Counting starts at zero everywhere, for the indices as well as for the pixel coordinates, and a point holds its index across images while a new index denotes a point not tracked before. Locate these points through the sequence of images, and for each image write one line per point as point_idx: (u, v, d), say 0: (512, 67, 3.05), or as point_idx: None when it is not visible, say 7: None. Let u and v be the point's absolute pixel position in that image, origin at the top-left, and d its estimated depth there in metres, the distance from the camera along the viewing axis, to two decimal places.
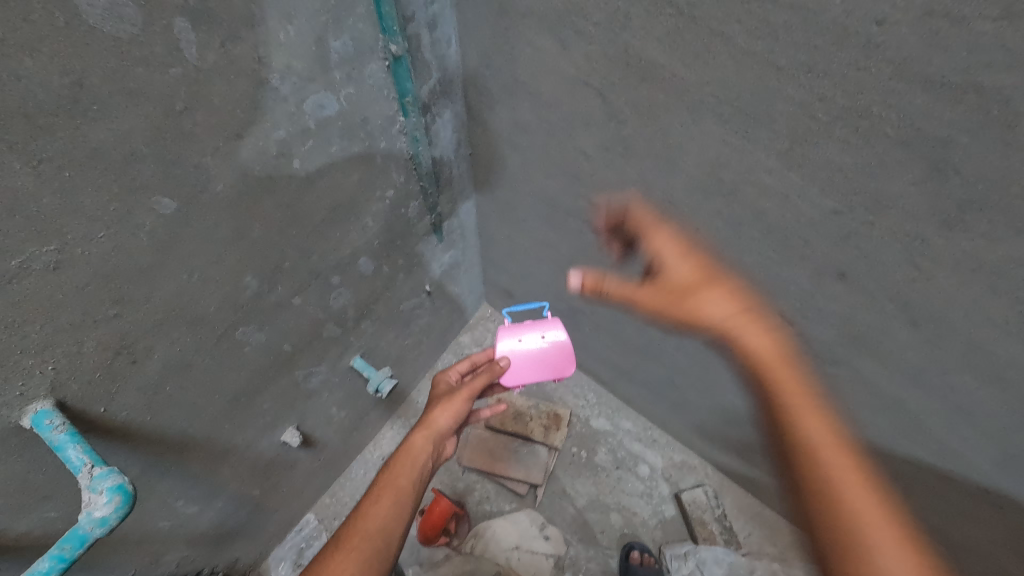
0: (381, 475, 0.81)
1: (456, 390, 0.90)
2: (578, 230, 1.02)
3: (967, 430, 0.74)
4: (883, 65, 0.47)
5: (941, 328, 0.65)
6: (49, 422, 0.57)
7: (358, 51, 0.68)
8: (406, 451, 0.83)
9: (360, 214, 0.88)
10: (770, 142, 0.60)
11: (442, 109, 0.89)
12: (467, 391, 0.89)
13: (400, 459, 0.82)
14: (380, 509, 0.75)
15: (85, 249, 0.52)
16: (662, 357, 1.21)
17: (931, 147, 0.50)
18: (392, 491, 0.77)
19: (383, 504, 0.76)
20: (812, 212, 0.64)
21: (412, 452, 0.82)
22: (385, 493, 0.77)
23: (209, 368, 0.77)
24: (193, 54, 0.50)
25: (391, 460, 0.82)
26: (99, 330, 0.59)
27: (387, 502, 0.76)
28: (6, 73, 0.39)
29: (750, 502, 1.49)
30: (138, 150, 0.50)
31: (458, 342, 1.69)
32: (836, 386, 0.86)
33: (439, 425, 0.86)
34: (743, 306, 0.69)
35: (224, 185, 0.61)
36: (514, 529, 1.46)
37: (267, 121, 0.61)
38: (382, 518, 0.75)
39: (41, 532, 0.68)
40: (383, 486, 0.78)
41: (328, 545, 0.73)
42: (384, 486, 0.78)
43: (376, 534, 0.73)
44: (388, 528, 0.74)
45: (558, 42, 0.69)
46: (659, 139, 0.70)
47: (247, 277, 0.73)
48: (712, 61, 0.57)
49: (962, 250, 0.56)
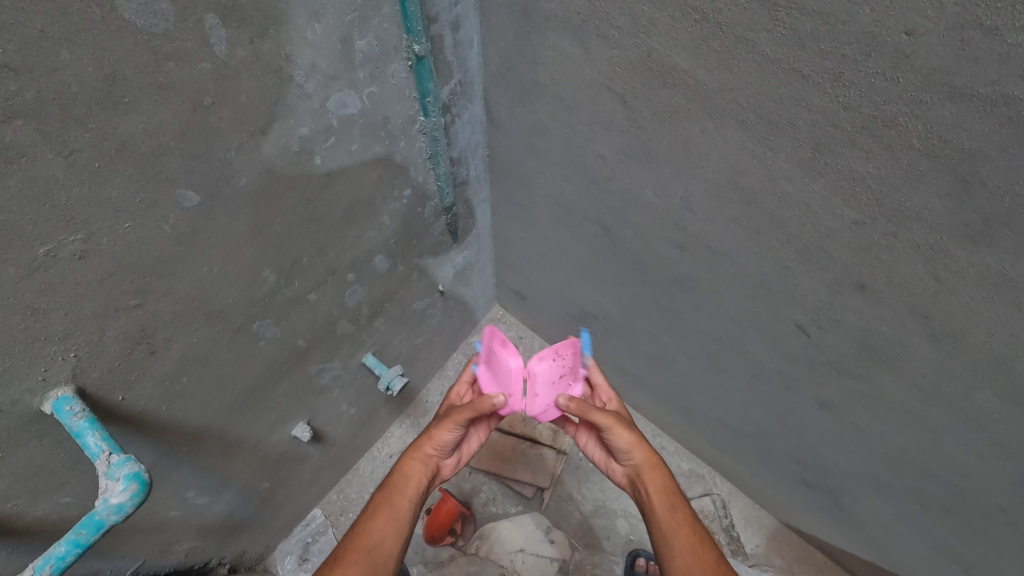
0: (378, 493, 0.82)
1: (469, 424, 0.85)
2: (594, 234, 1.02)
3: (985, 447, 0.73)
4: (911, 75, 0.47)
5: (961, 343, 0.64)
6: (70, 408, 0.58)
7: (383, 51, 0.69)
8: (401, 472, 0.83)
9: (378, 213, 0.89)
10: (793, 150, 0.60)
11: (462, 110, 0.90)
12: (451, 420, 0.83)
13: (395, 480, 0.82)
14: (379, 525, 0.77)
15: (111, 239, 0.53)
16: (674, 364, 1.21)
17: (958, 160, 0.50)
18: (388, 509, 0.78)
19: (380, 521, 0.77)
20: (833, 223, 0.63)
21: (407, 475, 0.83)
22: (381, 510, 0.79)
23: (225, 360, 0.78)
24: (223, 50, 0.51)
25: (387, 481, 0.82)
26: (121, 319, 0.59)
27: (384, 520, 0.77)
28: (45, 66, 0.41)
29: (758, 514, 1.48)
30: (165, 144, 0.51)
31: (469, 343, 1.70)
32: (852, 399, 0.86)
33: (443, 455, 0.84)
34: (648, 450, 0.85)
35: (248, 180, 0.62)
36: (519, 533, 1.46)
37: (291, 118, 0.62)
38: (381, 534, 0.76)
39: (56, 517, 0.69)
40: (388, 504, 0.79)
41: (325, 561, 0.74)
42: (379, 504, 0.79)
43: (375, 550, 0.74)
44: (383, 548, 0.75)
45: (580, 46, 0.69)
46: (680, 145, 0.70)
47: (265, 271, 0.74)
48: (737, 68, 0.57)
49: (986, 265, 0.55)
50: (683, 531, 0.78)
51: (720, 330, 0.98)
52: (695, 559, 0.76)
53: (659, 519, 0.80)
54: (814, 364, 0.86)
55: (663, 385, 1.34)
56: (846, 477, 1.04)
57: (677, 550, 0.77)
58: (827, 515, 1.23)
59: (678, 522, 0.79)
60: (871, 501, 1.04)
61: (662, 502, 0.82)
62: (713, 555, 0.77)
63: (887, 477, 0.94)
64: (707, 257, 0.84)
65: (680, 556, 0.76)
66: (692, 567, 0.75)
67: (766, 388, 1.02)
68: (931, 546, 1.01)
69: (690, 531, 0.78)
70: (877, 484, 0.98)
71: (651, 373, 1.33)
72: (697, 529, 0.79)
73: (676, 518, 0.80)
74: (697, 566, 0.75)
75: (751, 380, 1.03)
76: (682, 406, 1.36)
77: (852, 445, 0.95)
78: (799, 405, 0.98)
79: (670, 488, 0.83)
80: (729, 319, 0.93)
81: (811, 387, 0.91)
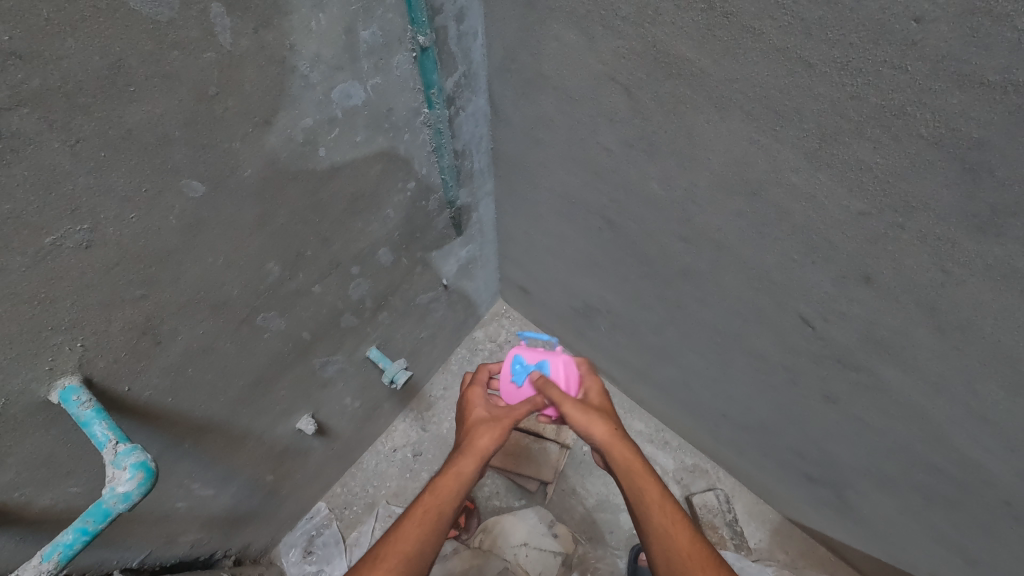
0: (423, 494, 0.80)
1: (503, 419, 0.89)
2: (598, 227, 1.02)
3: (991, 441, 0.73)
4: (920, 63, 0.47)
5: (967, 335, 0.64)
6: (76, 398, 0.58)
7: (387, 42, 0.68)
8: (452, 475, 0.82)
9: (382, 205, 0.89)
10: (798, 140, 0.59)
11: (466, 102, 0.89)
12: (514, 421, 0.88)
13: (445, 482, 0.81)
14: (423, 531, 0.75)
15: (116, 229, 0.53)
16: (678, 358, 1.20)
17: (965, 149, 0.49)
18: (435, 515, 0.77)
19: (426, 527, 0.76)
20: (839, 214, 0.63)
21: (456, 477, 0.82)
22: (428, 515, 0.77)
23: (230, 352, 0.79)
24: (228, 40, 0.51)
25: (435, 482, 0.81)
26: (127, 309, 0.60)
27: (428, 525, 0.76)
28: (50, 53, 0.41)
29: (762, 508, 1.48)
30: (170, 134, 0.51)
31: (473, 338, 1.70)
32: (857, 392, 0.85)
33: (484, 450, 0.85)
34: (616, 434, 0.85)
35: (252, 171, 0.62)
36: (522, 526, 1.46)
37: (295, 109, 0.62)
38: (420, 541, 0.74)
39: (63, 507, 0.70)
40: (426, 508, 0.78)
41: (365, 563, 0.72)
42: (426, 507, 0.78)
43: (413, 555, 0.73)
44: (423, 553, 0.74)
45: (585, 36, 0.69)
46: (685, 136, 0.69)
47: (269, 263, 0.74)
48: (743, 57, 0.56)
49: (993, 255, 0.55)
50: (654, 512, 0.77)
51: (724, 324, 0.97)
52: (670, 541, 0.75)
53: (636, 504, 0.79)
54: (818, 357, 0.86)
55: (667, 379, 1.34)
56: (850, 471, 1.04)
57: (651, 533, 0.76)
58: (831, 509, 1.23)
59: (649, 503, 0.78)
60: (876, 495, 1.05)
61: (630, 486, 0.80)
62: (689, 535, 0.75)
63: (892, 471, 0.94)
64: (712, 250, 0.84)
65: (656, 540, 0.75)
66: (671, 552, 0.74)
67: (770, 382, 1.02)
68: (936, 540, 1.01)
69: (663, 512, 0.77)
70: (882, 477, 0.98)
71: (655, 368, 1.33)
72: (669, 508, 0.78)
73: (644, 500, 0.79)
74: (673, 548, 0.74)
75: (755, 374, 1.03)
76: (685, 400, 1.36)
77: (857, 439, 0.95)
78: (804, 398, 0.97)
79: (635, 469, 0.81)
80: (733, 312, 0.93)
81: (816, 380, 0.91)
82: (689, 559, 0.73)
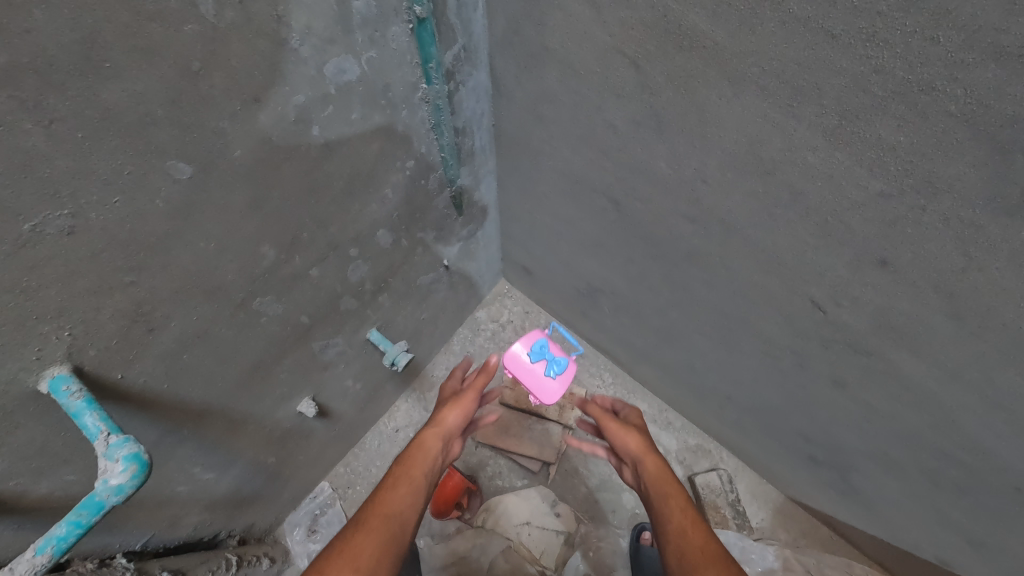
0: (395, 467, 0.80)
1: (462, 393, 0.93)
2: (603, 207, 0.99)
3: (1004, 428, 0.71)
4: (954, 34, 0.43)
5: (987, 322, 0.61)
6: (66, 388, 0.57)
7: (382, 13, 0.65)
8: (420, 447, 0.83)
9: (380, 185, 0.86)
10: (817, 117, 0.56)
11: (466, 77, 0.86)
12: (472, 390, 0.93)
13: (415, 453, 0.82)
14: (396, 495, 0.74)
15: (100, 213, 0.50)
16: (683, 340, 1.19)
17: (998, 126, 0.46)
18: (407, 481, 0.77)
19: (400, 491, 0.75)
20: (857, 195, 0.60)
21: (425, 448, 0.84)
22: (401, 482, 0.76)
23: (226, 337, 0.77)
24: (211, 11, 0.47)
25: (405, 453, 0.82)
26: (116, 297, 0.58)
27: (404, 490, 0.75)
28: (15, 25, 0.37)
29: (764, 489, 1.49)
30: (154, 113, 0.49)
31: (475, 318, 1.69)
32: (866, 377, 0.84)
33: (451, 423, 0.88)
34: (645, 445, 0.87)
35: (242, 151, 0.59)
36: (525, 506, 1.47)
37: (286, 85, 0.59)
38: (400, 504, 0.73)
39: (61, 494, 0.69)
40: (399, 476, 0.78)
41: (345, 527, 0.70)
42: (398, 476, 0.78)
43: (392, 518, 0.71)
44: (402, 516, 0.72)
45: (591, 7, 0.65)
46: (696, 113, 0.66)
47: (264, 247, 0.72)
48: (760, 28, 0.53)
49: (1020, 240, 0.52)
50: (675, 514, 0.76)
51: (731, 307, 0.95)
52: (689, 541, 0.72)
53: (656, 508, 0.79)
54: (828, 341, 0.84)
55: (670, 360, 1.32)
56: (856, 454, 1.04)
57: (672, 534, 0.74)
58: (835, 491, 1.23)
59: (672, 507, 0.77)
60: (881, 477, 1.04)
61: (655, 491, 0.81)
62: (709, 535, 0.73)
63: (900, 456, 0.93)
64: (721, 232, 0.81)
65: (676, 538, 0.73)
66: (685, 549, 0.71)
67: (777, 365, 1.00)
68: (941, 523, 1.01)
69: (684, 514, 0.76)
70: (889, 461, 0.97)
71: (659, 349, 1.31)
72: (691, 513, 0.76)
73: (668, 503, 0.78)
74: (691, 544, 0.71)
75: (762, 357, 1.02)
76: (689, 381, 1.34)
77: (864, 422, 0.94)
78: (811, 382, 0.96)
79: (664, 477, 0.82)
80: (741, 295, 0.90)
81: (824, 364, 0.89)
82: (707, 552, 0.69)
